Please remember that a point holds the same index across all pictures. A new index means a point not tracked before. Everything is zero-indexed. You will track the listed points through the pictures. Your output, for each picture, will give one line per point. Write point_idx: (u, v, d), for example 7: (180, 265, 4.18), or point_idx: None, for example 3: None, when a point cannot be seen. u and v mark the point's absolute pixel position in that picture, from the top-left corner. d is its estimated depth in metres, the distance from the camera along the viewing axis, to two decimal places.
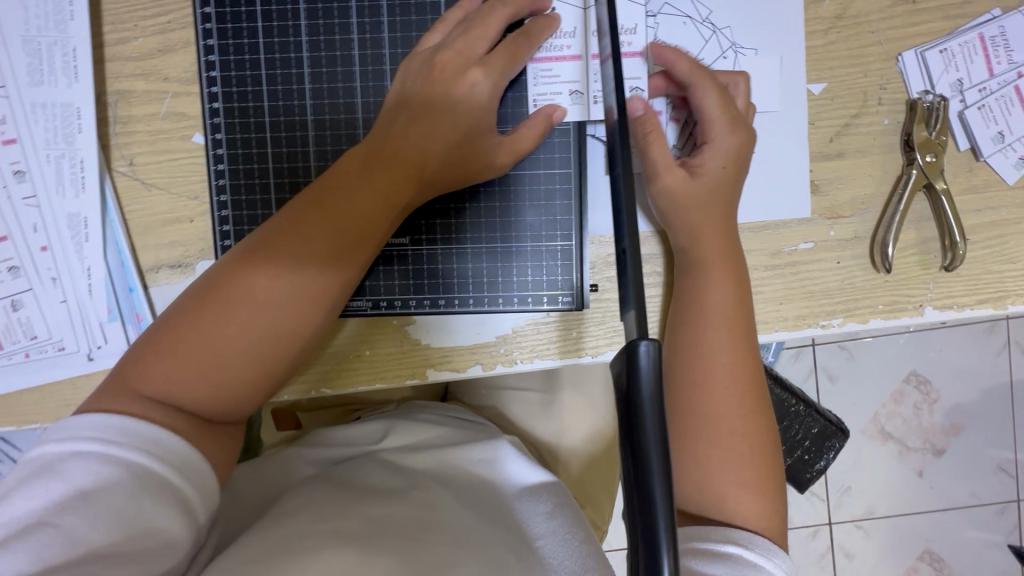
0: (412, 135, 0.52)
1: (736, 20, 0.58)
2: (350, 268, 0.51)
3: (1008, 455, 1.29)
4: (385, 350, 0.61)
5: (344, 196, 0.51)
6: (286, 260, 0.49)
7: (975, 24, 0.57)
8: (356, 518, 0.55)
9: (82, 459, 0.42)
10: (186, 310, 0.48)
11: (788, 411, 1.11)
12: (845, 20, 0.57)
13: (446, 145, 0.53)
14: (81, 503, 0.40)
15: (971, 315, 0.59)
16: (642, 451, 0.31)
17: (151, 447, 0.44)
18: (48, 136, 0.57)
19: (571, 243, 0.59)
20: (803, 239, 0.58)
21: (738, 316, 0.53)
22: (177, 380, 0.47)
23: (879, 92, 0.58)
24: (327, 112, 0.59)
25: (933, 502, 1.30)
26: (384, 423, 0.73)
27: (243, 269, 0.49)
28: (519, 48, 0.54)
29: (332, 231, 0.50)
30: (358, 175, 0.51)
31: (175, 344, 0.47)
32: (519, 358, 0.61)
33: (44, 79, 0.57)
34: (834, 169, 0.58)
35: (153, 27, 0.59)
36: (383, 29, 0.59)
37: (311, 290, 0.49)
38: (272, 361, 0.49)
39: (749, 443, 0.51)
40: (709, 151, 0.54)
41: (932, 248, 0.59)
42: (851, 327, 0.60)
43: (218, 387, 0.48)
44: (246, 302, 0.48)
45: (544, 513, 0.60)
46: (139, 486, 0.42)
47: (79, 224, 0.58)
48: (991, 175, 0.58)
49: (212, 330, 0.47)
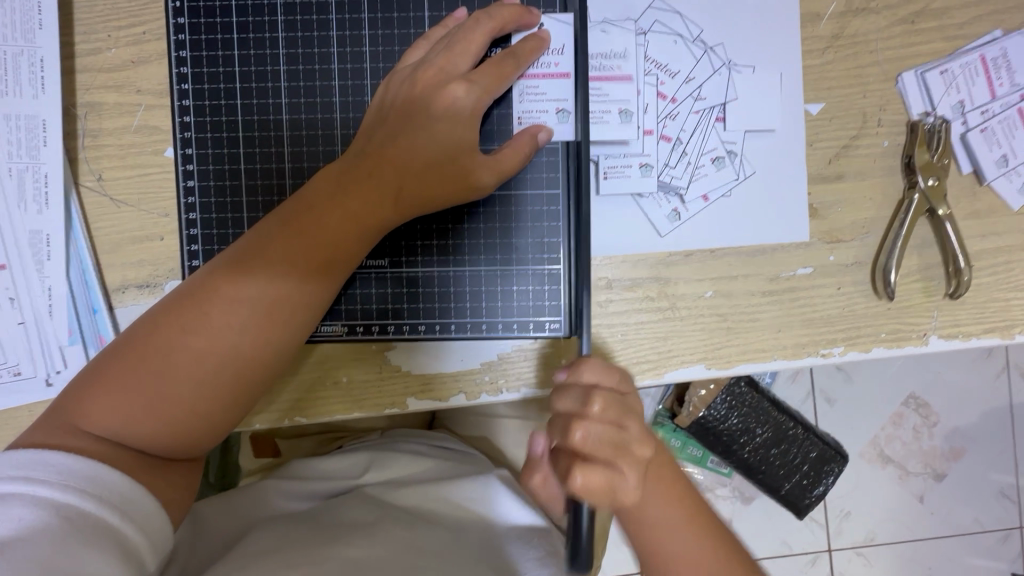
0: (387, 155, 0.50)
1: (728, 38, 0.56)
2: (319, 289, 0.48)
3: (1010, 480, 1.26)
4: (363, 377, 0.58)
5: (312, 218, 0.48)
6: (248, 282, 0.46)
7: (975, 45, 0.55)
8: (331, 561, 0.53)
9: (7, 503, 0.38)
10: (142, 337, 0.46)
11: (786, 432, 1.08)
12: (843, 39, 0.55)
13: (423, 164, 0.50)
14: (0, 553, 0.36)
15: (978, 344, 0.57)
16: None
17: (90, 487, 0.41)
18: (10, 149, 0.54)
19: (559, 266, 0.56)
20: (801, 265, 0.56)
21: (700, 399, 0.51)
22: (130, 414, 0.44)
23: (879, 113, 0.56)
24: (304, 128, 0.57)
25: (935, 530, 1.26)
26: (367, 455, 0.70)
27: (201, 295, 0.46)
28: (506, 66, 0.52)
29: (298, 256, 0.47)
30: (328, 197, 0.49)
31: (129, 375, 0.45)
32: (505, 386, 0.58)
33: (9, 90, 0.54)
34: (834, 192, 0.56)
35: (127, 38, 0.57)
36: (364, 43, 0.57)
37: (274, 314, 0.47)
38: (232, 393, 0.46)
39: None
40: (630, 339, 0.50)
41: (936, 275, 0.56)
42: (852, 356, 0.57)
43: (170, 422, 0.45)
44: (202, 330, 0.45)
45: (534, 559, 0.58)
46: (72, 531, 0.39)
47: (41, 241, 0.55)
48: (994, 200, 0.56)
49: (165, 359, 0.45)
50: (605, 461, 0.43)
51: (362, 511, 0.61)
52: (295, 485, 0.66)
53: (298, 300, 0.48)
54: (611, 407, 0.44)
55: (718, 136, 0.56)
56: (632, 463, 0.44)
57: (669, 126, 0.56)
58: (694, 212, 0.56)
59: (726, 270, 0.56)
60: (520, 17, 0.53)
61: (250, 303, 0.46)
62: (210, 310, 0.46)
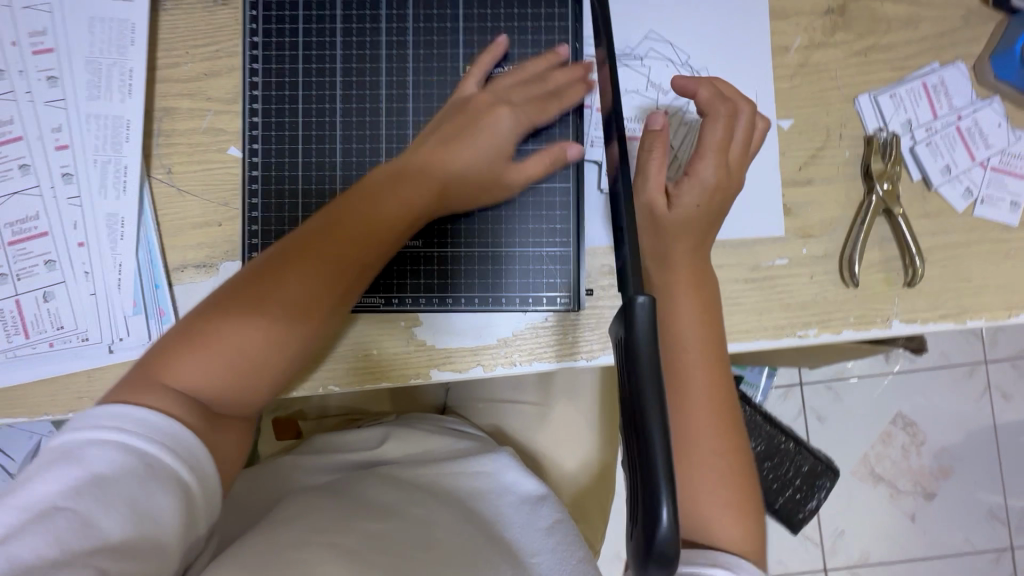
0: (434, 153, 0.59)
1: (711, 64, 0.66)
2: (370, 254, 0.56)
3: (998, 500, 1.31)
4: (391, 350, 0.65)
5: (374, 205, 0.56)
6: (309, 254, 0.54)
7: (918, 74, 0.66)
8: (355, 532, 0.54)
9: (101, 447, 0.44)
10: (221, 305, 0.52)
11: (777, 446, 1.17)
12: (808, 67, 0.66)
13: (474, 156, 0.59)
14: (94, 488, 0.42)
15: (935, 328, 0.65)
16: (646, 426, 0.32)
17: (168, 441, 0.46)
18: (97, 144, 0.63)
19: (569, 249, 0.65)
20: (778, 256, 0.65)
21: (710, 310, 0.57)
22: (207, 372, 0.50)
23: (840, 129, 0.66)
24: (354, 126, 0.66)
25: (928, 550, 1.30)
26: (384, 429, 0.77)
27: (275, 269, 0.53)
28: (547, 103, 0.63)
29: (360, 239, 0.55)
30: (389, 188, 0.57)
31: (208, 338, 0.50)
32: (519, 360, 0.65)
33: (100, 94, 0.63)
34: (804, 194, 0.65)
35: (202, 54, 0.66)
36: (408, 59, 0.66)
37: (328, 282, 0.53)
38: (294, 355, 0.53)
39: (725, 448, 0.55)
40: (688, 186, 0.59)
41: (895, 267, 0.65)
42: (825, 337, 0.65)
43: (240, 378, 0.51)
44: (277, 301, 0.52)
45: (544, 528, 0.65)
46: (150, 476, 0.44)
47: (116, 223, 0.63)
48: (942, 204, 0.65)
49: (241, 324, 0.51)
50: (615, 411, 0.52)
51: (383, 477, 0.66)
52: (319, 459, 0.72)
53: (354, 268, 0.55)
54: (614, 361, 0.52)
55: None
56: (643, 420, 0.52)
57: None
58: None
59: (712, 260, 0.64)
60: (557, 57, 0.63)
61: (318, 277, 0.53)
62: (276, 277, 0.53)
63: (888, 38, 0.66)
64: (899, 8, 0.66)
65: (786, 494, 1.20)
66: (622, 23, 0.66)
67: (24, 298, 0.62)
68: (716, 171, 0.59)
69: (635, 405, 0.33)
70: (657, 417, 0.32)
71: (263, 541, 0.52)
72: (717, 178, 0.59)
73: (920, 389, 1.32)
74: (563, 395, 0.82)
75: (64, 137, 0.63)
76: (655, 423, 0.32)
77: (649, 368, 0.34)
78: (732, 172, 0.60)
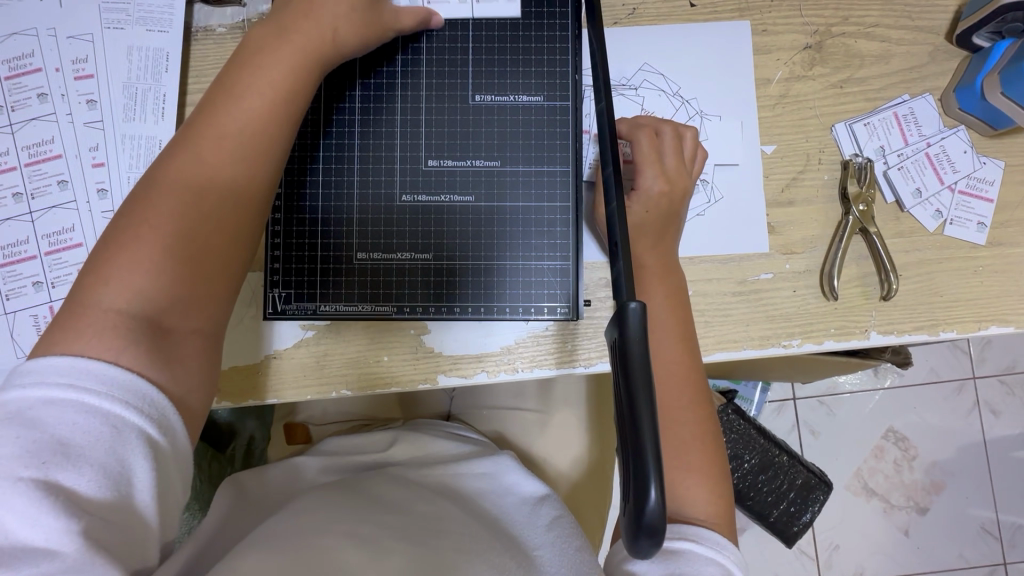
0: (299, 22, 0.58)
1: (701, 94, 0.72)
2: (271, 144, 0.55)
3: (990, 515, 1.33)
4: (401, 357, 0.69)
5: (240, 92, 0.54)
6: (220, 146, 0.53)
7: (889, 105, 0.71)
8: (369, 523, 0.58)
9: (57, 406, 0.42)
10: (133, 213, 0.50)
11: (772, 459, 1.20)
12: (789, 98, 0.72)
13: (320, 44, 0.58)
14: (58, 450, 0.40)
15: (910, 340, 0.69)
16: (636, 416, 0.37)
17: (131, 400, 0.44)
18: (131, 162, 0.68)
19: (570, 263, 0.68)
20: (763, 270, 0.69)
21: (676, 312, 0.62)
22: (143, 273, 0.48)
23: (819, 154, 0.71)
24: (370, 138, 0.69)
25: (924, 565, 1.32)
26: (392, 433, 0.80)
27: (177, 166, 0.52)
28: None
29: (265, 127, 0.55)
30: (251, 74, 0.55)
31: (133, 243, 0.49)
32: (521, 366, 0.69)
33: (136, 116, 0.68)
34: (787, 214, 0.70)
35: None
36: (422, 75, 0.70)
37: (249, 166, 0.54)
38: (238, 232, 0.53)
39: (698, 432, 0.60)
40: (636, 197, 0.65)
41: (872, 281, 0.69)
42: (808, 347, 0.69)
43: (184, 268, 0.50)
44: (202, 190, 0.52)
45: (543, 525, 0.68)
46: (115, 435, 0.42)
47: None
48: (915, 224, 0.70)
49: (165, 217, 0.50)
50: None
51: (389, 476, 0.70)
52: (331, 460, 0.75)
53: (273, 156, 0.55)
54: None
55: None
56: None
57: None
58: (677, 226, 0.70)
59: (702, 274, 0.69)
60: None
61: (231, 159, 0.53)
62: (192, 167, 0.52)
63: (862, 72, 0.72)
64: (872, 45, 0.72)
65: (781, 507, 1.21)
66: (619, 56, 0.72)
67: (57, 305, 0.66)
68: (659, 180, 0.65)
69: (628, 402, 0.38)
70: (645, 408, 0.37)
71: (281, 528, 0.56)
72: (663, 184, 0.65)
73: (911, 405, 1.36)
74: (561, 403, 0.87)
75: (102, 155, 0.68)
76: (646, 417, 0.37)
77: (639, 369, 0.38)
78: (675, 178, 0.66)
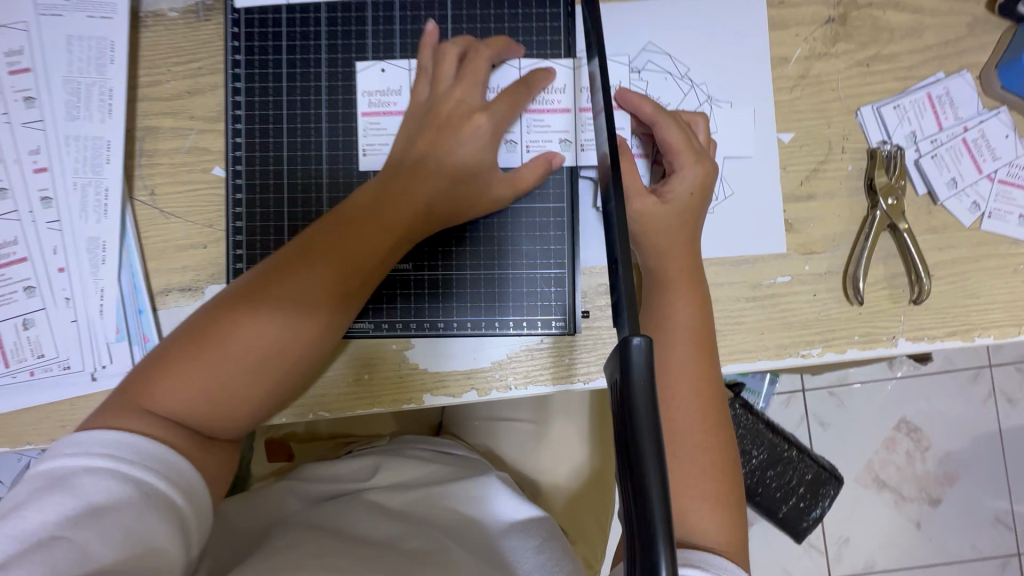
0: (422, 170, 0.56)
1: (710, 78, 0.64)
2: (329, 314, 0.52)
3: (1004, 505, 1.28)
4: (382, 374, 0.62)
5: (351, 227, 0.53)
6: (297, 272, 0.51)
7: (922, 85, 0.64)
8: (351, 560, 0.53)
9: (95, 474, 0.42)
10: (198, 327, 0.49)
11: (779, 454, 1.14)
12: (808, 79, 0.64)
13: (426, 170, 0.56)
14: (91, 517, 0.40)
15: (942, 347, 0.63)
16: (641, 471, 0.32)
17: (163, 468, 0.44)
18: (77, 166, 0.61)
19: (564, 271, 0.63)
20: (779, 273, 0.63)
21: (701, 331, 0.56)
22: (185, 394, 0.47)
23: (843, 142, 0.64)
24: (341, 135, 0.64)
25: (934, 556, 1.28)
26: (372, 460, 0.74)
27: (258, 286, 0.50)
28: (473, 70, 0.59)
29: (336, 258, 0.52)
30: (366, 211, 0.54)
31: (185, 360, 0.48)
32: (514, 383, 0.62)
33: (80, 115, 0.61)
34: (805, 210, 0.63)
35: (184, 72, 0.64)
36: (397, 56, 0.65)
37: (269, 377, 0.50)
38: (278, 375, 0.51)
39: (712, 457, 0.53)
40: (677, 180, 0.59)
41: (900, 283, 0.63)
42: (830, 356, 0.63)
43: (221, 402, 0.48)
44: (256, 322, 0.49)
45: (533, 547, 0.62)
46: (149, 506, 0.42)
47: (97, 248, 0.61)
48: (948, 218, 0.63)
49: (220, 344, 0.48)
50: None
51: (373, 505, 0.64)
52: (312, 486, 0.70)
53: (303, 359, 0.51)
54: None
55: None
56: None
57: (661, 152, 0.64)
58: None
59: (712, 278, 0.63)
60: (543, 78, 0.62)
61: (291, 300, 0.50)
62: (266, 289, 0.50)
63: (892, 48, 0.64)
64: (903, 17, 0.64)
65: (789, 503, 1.15)
66: (619, 35, 0.64)
67: (3, 326, 0.60)
68: (699, 166, 0.58)
69: (632, 462, 0.32)
70: (651, 461, 0.32)
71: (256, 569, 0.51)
72: (702, 170, 0.59)
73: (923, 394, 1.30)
74: (559, 413, 0.81)
75: (43, 159, 0.61)
76: (654, 482, 0.31)
77: (646, 423, 0.32)
78: (708, 158, 0.60)
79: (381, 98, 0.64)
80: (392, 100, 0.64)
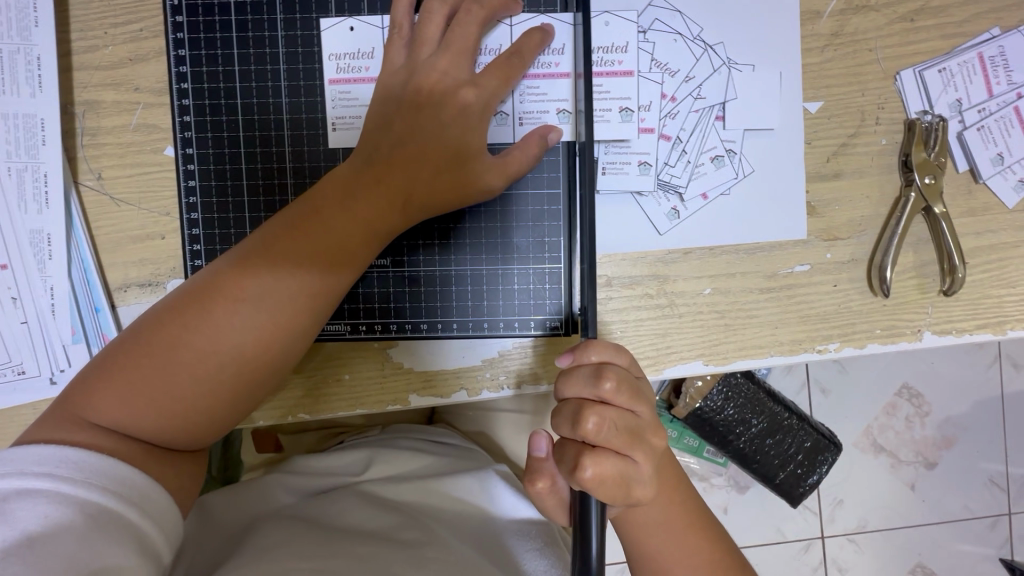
0: (399, 156, 0.49)
1: (729, 37, 0.56)
2: (294, 319, 0.46)
3: (1000, 467, 1.15)
4: (365, 375, 0.57)
5: (317, 221, 0.47)
6: (255, 271, 0.45)
7: (973, 43, 0.56)
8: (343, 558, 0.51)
9: (30, 499, 0.38)
10: (146, 333, 0.45)
11: (780, 424, 1.00)
12: (843, 37, 0.56)
13: (403, 155, 0.49)
14: (28, 550, 0.37)
15: (969, 340, 0.57)
16: None
17: (108, 484, 0.41)
18: (8, 148, 0.54)
19: (560, 265, 0.57)
20: (798, 262, 0.57)
21: None
22: (133, 406, 0.44)
23: (877, 112, 0.56)
24: (303, 111, 0.56)
25: (920, 518, 1.15)
26: (365, 452, 0.67)
27: (212, 288, 0.45)
28: (462, 34, 0.51)
29: (298, 257, 0.46)
30: (335, 202, 0.48)
31: (132, 369, 0.44)
32: (506, 383, 0.57)
33: (6, 89, 0.54)
34: (831, 190, 0.57)
35: (124, 35, 0.56)
36: (365, 9, 0.56)
37: (225, 388, 0.45)
38: (239, 388, 0.46)
39: None
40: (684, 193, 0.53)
41: (930, 272, 0.57)
42: (848, 351, 0.58)
43: (173, 415, 0.44)
44: (209, 328, 0.44)
45: (534, 550, 0.58)
46: (96, 528, 0.39)
47: (42, 241, 0.55)
48: (991, 198, 0.56)
49: (169, 352, 0.44)
50: (617, 449, 0.43)
51: (365, 500, 0.60)
52: (298, 479, 0.64)
53: (263, 369, 0.46)
54: (623, 387, 0.44)
55: (717, 134, 0.56)
56: (647, 452, 0.44)
57: (669, 125, 0.56)
58: (693, 210, 0.56)
59: (724, 267, 0.57)
60: (543, 42, 0.53)
61: (251, 302, 0.45)
62: (220, 291, 0.45)
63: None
64: None
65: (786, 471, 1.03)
66: None
67: None
68: None
69: None
70: None
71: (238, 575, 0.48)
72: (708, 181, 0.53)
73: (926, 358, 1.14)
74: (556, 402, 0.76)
75: None
76: None
77: None
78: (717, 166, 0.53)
79: (350, 62, 0.56)
80: (363, 65, 0.56)
